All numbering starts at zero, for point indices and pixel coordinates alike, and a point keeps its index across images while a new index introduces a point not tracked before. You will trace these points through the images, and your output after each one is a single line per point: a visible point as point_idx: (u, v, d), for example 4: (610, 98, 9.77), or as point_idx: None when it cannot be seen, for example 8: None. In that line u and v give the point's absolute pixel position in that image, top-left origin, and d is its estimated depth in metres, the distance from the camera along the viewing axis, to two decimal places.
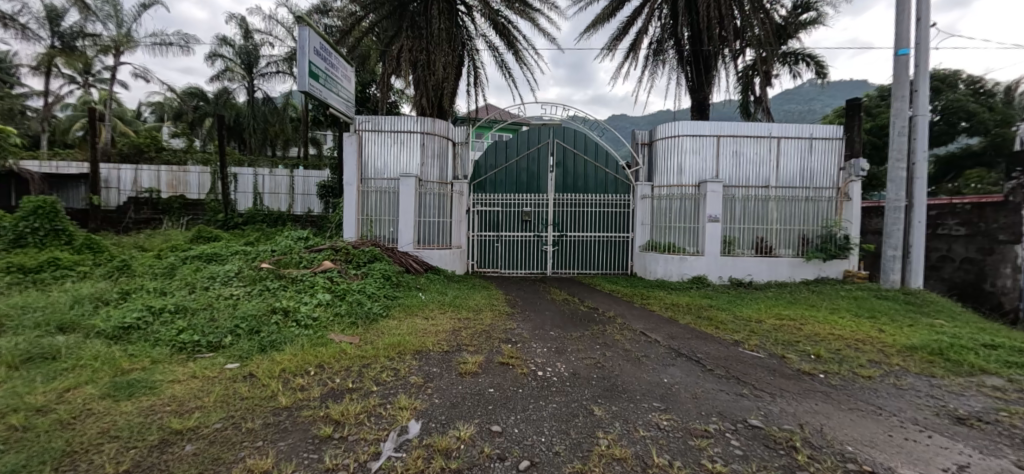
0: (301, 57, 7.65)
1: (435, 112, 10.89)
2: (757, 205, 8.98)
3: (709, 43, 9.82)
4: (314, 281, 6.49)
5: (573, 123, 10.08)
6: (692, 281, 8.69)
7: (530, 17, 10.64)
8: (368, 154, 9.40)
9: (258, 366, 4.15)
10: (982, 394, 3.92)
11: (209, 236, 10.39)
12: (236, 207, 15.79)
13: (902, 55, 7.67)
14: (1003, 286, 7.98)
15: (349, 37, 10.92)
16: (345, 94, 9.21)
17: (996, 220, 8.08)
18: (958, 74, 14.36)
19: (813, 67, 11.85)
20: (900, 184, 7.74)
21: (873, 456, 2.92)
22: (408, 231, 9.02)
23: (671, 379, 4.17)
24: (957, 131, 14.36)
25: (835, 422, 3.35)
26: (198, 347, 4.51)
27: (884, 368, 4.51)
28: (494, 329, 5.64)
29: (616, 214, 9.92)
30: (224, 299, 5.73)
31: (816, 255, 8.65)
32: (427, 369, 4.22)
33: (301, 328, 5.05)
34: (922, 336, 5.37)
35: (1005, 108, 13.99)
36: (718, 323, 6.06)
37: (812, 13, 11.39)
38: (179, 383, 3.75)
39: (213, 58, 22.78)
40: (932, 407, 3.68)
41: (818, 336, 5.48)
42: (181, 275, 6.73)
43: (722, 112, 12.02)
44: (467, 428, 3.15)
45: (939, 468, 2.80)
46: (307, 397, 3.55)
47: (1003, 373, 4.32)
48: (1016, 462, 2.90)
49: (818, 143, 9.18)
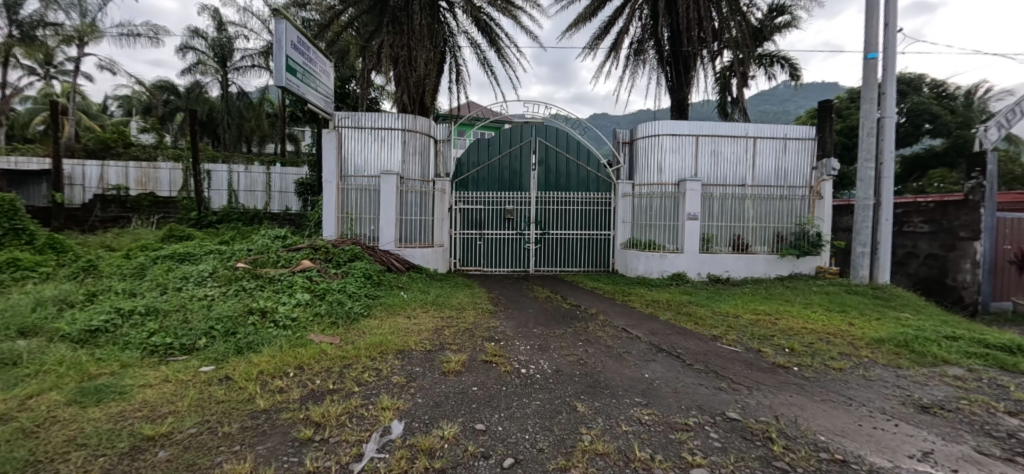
0: (277, 51, 7.44)
1: (416, 108, 10.73)
2: (735, 204, 9.22)
3: (688, 44, 9.94)
4: (292, 281, 6.34)
5: (555, 122, 10.10)
6: (672, 277, 8.86)
7: (513, 15, 10.60)
8: (347, 150, 9.22)
9: (235, 368, 4.05)
10: (945, 384, 4.11)
11: (181, 235, 10.02)
12: (210, 205, 15.19)
13: (870, 58, 7.92)
14: (964, 280, 8.33)
15: (328, 31, 10.65)
16: (323, 89, 8.97)
17: (957, 218, 8.44)
18: (923, 78, 14.95)
19: (788, 69, 12.15)
20: (869, 184, 8.00)
21: (845, 445, 3.03)
22: (390, 229, 8.88)
23: (652, 375, 4.23)
24: (921, 133, 14.95)
25: (809, 414, 3.47)
26: (171, 350, 4.38)
27: (853, 360, 4.68)
28: (477, 328, 5.61)
29: (598, 212, 10.01)
30: (198, 300, 5.55)
31: (790, 252, 8.94)
32: (410, 368, 4.19)
33: (280, 329, 4.94)
34: (889, 329, 5.58)
35: (966, 111, 14.63)
36: (698, 319, 6.18)
37: (787, 16, 11.63)
38: (152, 388, 3.62)
39: (186, 52, 21.95)
40: (901, 397, 3.83)
41: (792, 330, 5.65)
42: (152, 275, 6.50)
43: (700, 112, 12.24)
44: (451, 427, 3.15)
45: (906, 454, 2.93)
46: (287, 399, 3.48)
47: (964, 363, 4.54)
48: (976, 448, 3.05)
49: (793, 143, 9.40)
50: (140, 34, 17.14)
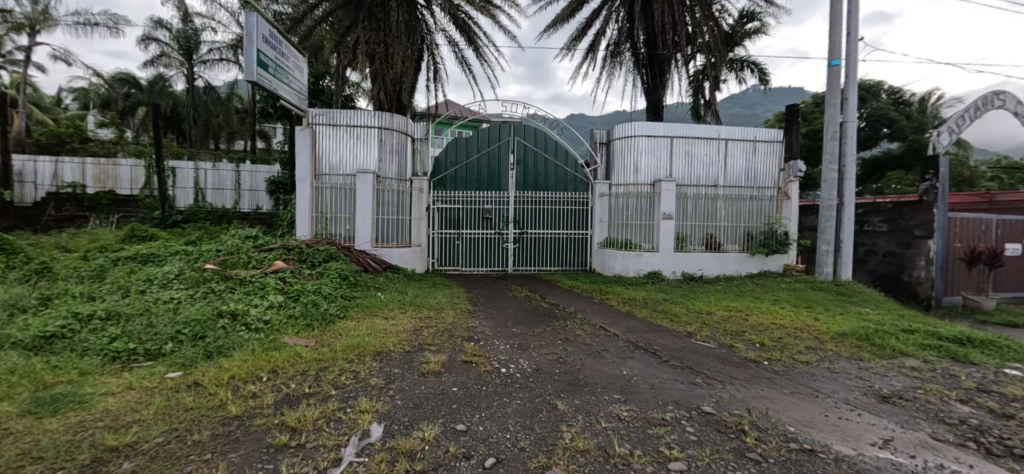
0: (248, 45, 7.17)
1: (393, 106, 10.56)
2: (708, 203, 9.48)
3: (663, 48, 10.16)
4: (265, 282, 6.16)
5: (533, 121, 10.14)
6: (648, 275, 9.04)
7: (491, 14, 10.56)
8: (322, 148, 9.01)
9: (204, 373, 3.90)
10: (903, 374, 4.36)
11: (145, 235, 9.58)
12: (175, 204, 14.59)
13: (834, 65, 8.27)
14: (919, 276, 8.82)
15: (301, 25, 10.37)
16: (296, 85, 8.73)
17: (913, 217, 8.93)
18: (881, 85, 15.73)
19: (757, 74, 12.58)
20: (832, 184, 8.36)
21: (812, 435, 3.17)
22: (366, 229, 8.73)
23: (630, 372, 4.32)
24: (880, 137, 15.76)
25: (779, 406, 3.61)
26: (134, 356, 4.17)
27: (819, 354, 4.90)
28: (456, 328, 5.58)
29: (576, 212, 10.12)
30: (164, 304, 5.31)
31: (759, 250, 9.27)
32: (388, 370, 4.14)
33: (252, 332, 4.79)
34: (852, 324, 5.86)
35: (920, 116, 15.49)
36: (673, 316, 6.34)
37: (756, 23, 12.04)
38: (114, 396, 3.45)
39: (148, 43, 20.97)
40: (863, 388, 4.04)
41: (761, 325, 5.86)
42: (113, 277, 6.17)
43: (674, 114, 12.52)
44: (432, 428, 3.13)
45: (869, 442, 3.10)
46: (260, 405, 3.37)
47: (920, 355, 4.82)
48: (932, 434, 3.25)
49: (762, 145, 9.74)
50: (98, 23, 16.22)
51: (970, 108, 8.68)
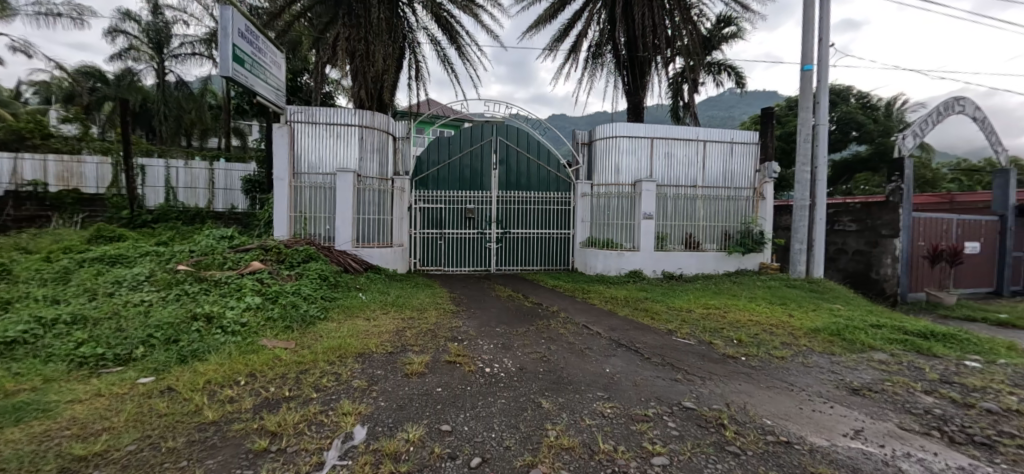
0: (223, 39, 6.96)
1: (374, 104, 10.41)
2: (686, 203, 9.69)
3: (644, 50, 10.32)
4: (242, 283, 6.00)
5: (516, 121, 10.16)
6: (629, 274, 9.17)
7: (474, 13, 10.53)
8: (300, 146, 8.81)
9: (178, 378, 3.77)
10: (872, 368, 4.55)
11: (112, 235, 9.19)
12: (145, 203, 14.03)
13: (806, 70, 8.56)
14: (886, 274, 9.20)
15: (279, 20, 10.14)
16: (274, 81, 8.51)
17: (880, 217, 9.32)
18: (850, 90, 16.35)
19: (734, 77, 12.90)
20: (805, 185, 8.64)
21: (788, 427, 3.28)
22: (347, 229, 8.59)
23: (613, 369, 4.37)
24: (849, 139, 16.37)
25: (757, 400, 3.72)
26: (103, 361, 4.00)
27: (794, 349, 5.07)
28: (439, 328, 5.55)
29: (558, 212, 10.19)
30: (133, 307, 5.11)
31: (736, 249, 9.53)
32: (371, 371, 4.09)
33: (228, 335, 4.65)
34: (824, 320, 6.09)
35: (886, 120, 16.15)
36: (654, 314, 6.46)
37: (733, 27, 12.35)
38: (82, 403, 3.30)
39: (115, 36, 20.10)
40: (835, 381, 4.20)
41: (739, 322, 6.03)
42: (78, 280, 5.90)
43: (654, 116, 12.73)
44: (416, 429, 3.10)
45: (841, 433, 3.23)
46: (238, 409, 3.29)
47: (887, 349, 5.04)
48: (899, 424, 3.40)
49: (738, 147, 9.99)
50: (61, 14, 15.44)
51: (932, 113, 9.12)
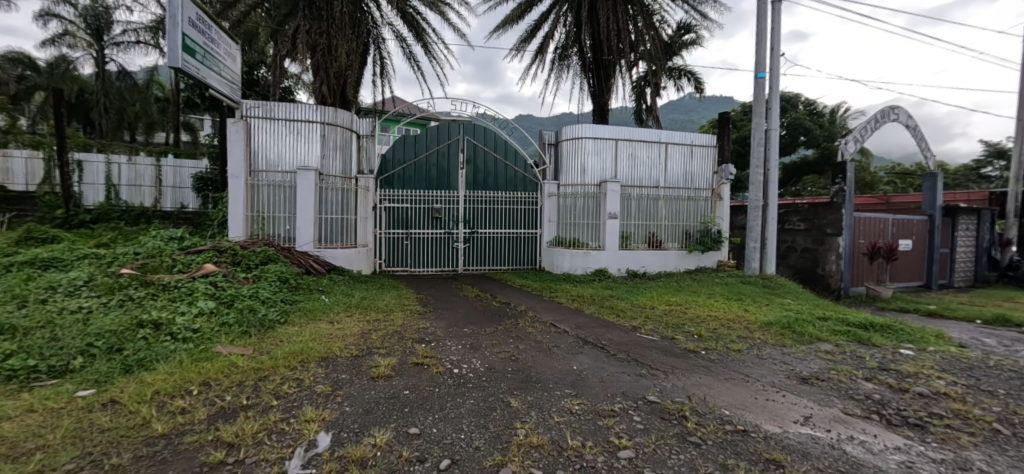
0: (172, 28, 6.56)
1: (336, 100, 10.10)
2: (649, 203, 9.98)
3: (609, 53, 10.54)
4: (193, 287, 5.67)
5: (483, 121, 10.13)
6: (595, 273, 9.34)
7: (441, 11, 10.42)
8: (257, 143, 8.43)
9: (123, 390, 3.52)
10: (819, 358, 4.85)
11: (45, 236, 8.48)
12: (82, 202, 13.07)
13: (760, 78, 9.01)
14: (830, 270, 9.83)
15: (234, 10, 9.68)
16: (228, 74, 8.10)
17: (825, 216, 9.95)
18: (798, 97, 17.35)
19: (693, 82, 13.40)
20: (758, 187, 9.08)
21: (745, 417, 3.45)
22: (308, 229, 8.29)
23: (580, 367, 4.44)
24: (797, 144, 17.36)
25: (716, 392, 3.89)
26: (35, 374, 3.68)
27: (750, 342, 5.33)
28: (407, 330, 5.46)
29: (525, 212, 10.24)
30: (70, 314, 4.72)
31: (696, 248, 9.92)
32: (335, 376, 3.97)
33: (178, 342, 4.38)
34: (776, 314, 6.44)
35: (830, 126, 17.24)
36: (619, 311, 6.63)
37: (692, 35, 12.82)
38: (11, 421, 3.02)
39: (47, 20, 18.55)
40: (787, 371, 4.45)
41: (699, 318, 6.28)
42: (5, 285, 5.40)
43: (619, 118, 13.02)
44: (383, 433, 3.04)
45: (792, 420, 3.43)
46: (191, 421, 3.11)
47: (833, 340, 5.39)
48: (843, 409, 3.65)
49: (697, 149, 10.39)
50: None
51: (870, 121, 9.82)
